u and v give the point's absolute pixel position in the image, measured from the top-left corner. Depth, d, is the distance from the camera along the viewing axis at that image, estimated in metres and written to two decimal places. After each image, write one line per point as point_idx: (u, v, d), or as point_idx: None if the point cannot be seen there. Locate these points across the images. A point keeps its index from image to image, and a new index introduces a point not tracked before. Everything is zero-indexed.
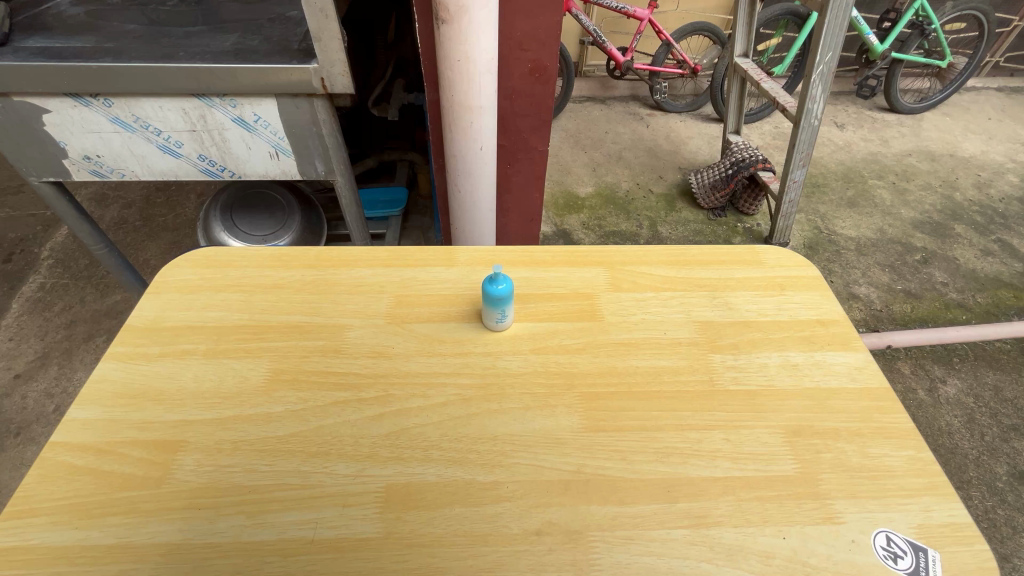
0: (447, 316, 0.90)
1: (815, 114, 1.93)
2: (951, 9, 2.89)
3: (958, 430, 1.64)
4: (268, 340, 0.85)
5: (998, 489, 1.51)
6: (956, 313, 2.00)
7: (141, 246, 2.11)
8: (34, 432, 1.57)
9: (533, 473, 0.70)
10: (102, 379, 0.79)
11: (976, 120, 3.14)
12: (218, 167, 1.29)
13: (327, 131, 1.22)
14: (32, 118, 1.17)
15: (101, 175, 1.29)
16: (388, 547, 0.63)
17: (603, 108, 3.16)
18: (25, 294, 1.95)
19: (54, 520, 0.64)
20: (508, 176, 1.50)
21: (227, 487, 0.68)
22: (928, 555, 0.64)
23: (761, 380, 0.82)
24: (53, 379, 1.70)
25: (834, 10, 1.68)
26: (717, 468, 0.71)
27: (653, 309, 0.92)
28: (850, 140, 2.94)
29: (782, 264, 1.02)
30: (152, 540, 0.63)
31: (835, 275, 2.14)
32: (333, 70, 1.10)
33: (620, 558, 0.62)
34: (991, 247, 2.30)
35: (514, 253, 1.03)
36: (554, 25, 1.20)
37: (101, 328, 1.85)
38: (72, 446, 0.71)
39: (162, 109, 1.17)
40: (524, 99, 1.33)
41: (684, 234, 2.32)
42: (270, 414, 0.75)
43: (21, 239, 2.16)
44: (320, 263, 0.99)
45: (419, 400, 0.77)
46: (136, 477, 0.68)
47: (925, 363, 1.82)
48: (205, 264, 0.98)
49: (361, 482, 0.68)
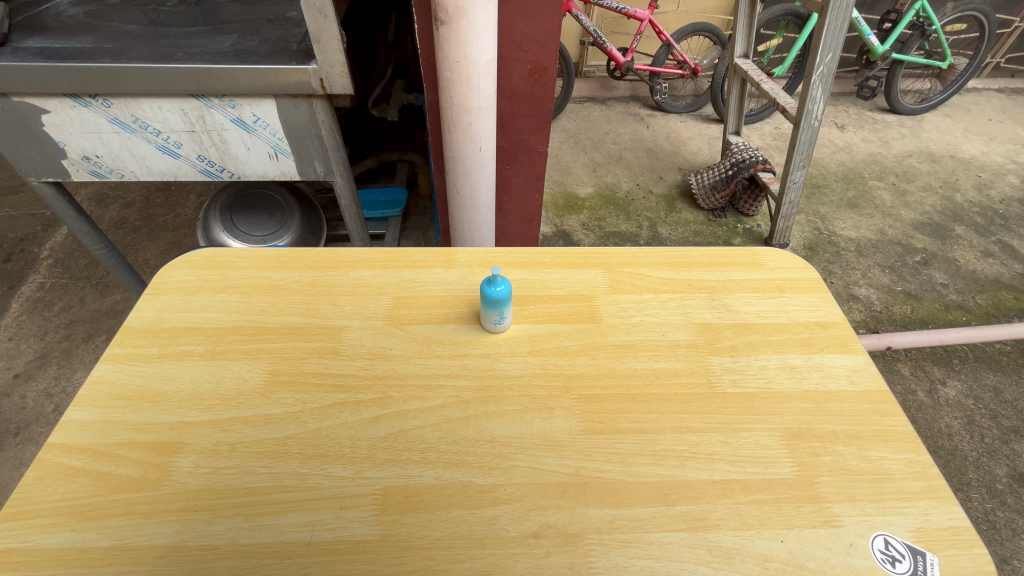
0: (446, 318, 0.90)
1: (815, 115, 1.93)
2: (952, 10, 2.89)
3: (958, 432, 1.64)
4: (267, 342, 0.85)
5: (997, 491, 1.51)
6: (956, 314, 2.00)
7: (141, 246, 2.11)
8: (33, 432, 1.57)
9: (531, 476, 0.70)
10: (100, 380, 0.79)
11: (976, 121, 3.14)
12: (217, 168, 1.29)
13: (326, 131, 1.22)
14: (31, 119, 1.17)
15: (100, 175, 1.29)
16: (386, 550, 0.63)
17: (603, 108, 3.16)
18: (25, 294, 1.95)
19: (51, 522, 0.64)
20: (508, 177, 1.50)
21: (225, 489, 0.67)
22: (927, 559, 0.64)
23: (760, 382, 0.82)
24: (53, 379, 1.70)
25: (835, 11, 1.68)
26: (715, 471, 0.71)
27: (652, 312, 0.92)
28: (851, 141, 2.94)
29: (782, 266, 1.02)
30: (150, 542, 0.63)
31: (835, 276, 2.14)
32: (332, 71, 1.10)
33: (618, 561, 0.62)
34: (992, 248, 2.30)
35: (514, 255, 1.03)
36: (554, 26, 1.20)
37: (101, 328, 1.85)
38: (70, 447, 0.71)
39: (162, 110, 1.17)
40: (524, 100, 1.33)
41: (684, 235, 2.31)
42: (268, 416, 0.75)
43: (20, 239, 2.16)
44: (319, 264, 0.99)
45: (417, 402, 0.77)
46: (134, 478, 0.68)
47: (924, 365, 1.82)
48: (204, 264, 0.98)
49: (359, 484, 0.68)
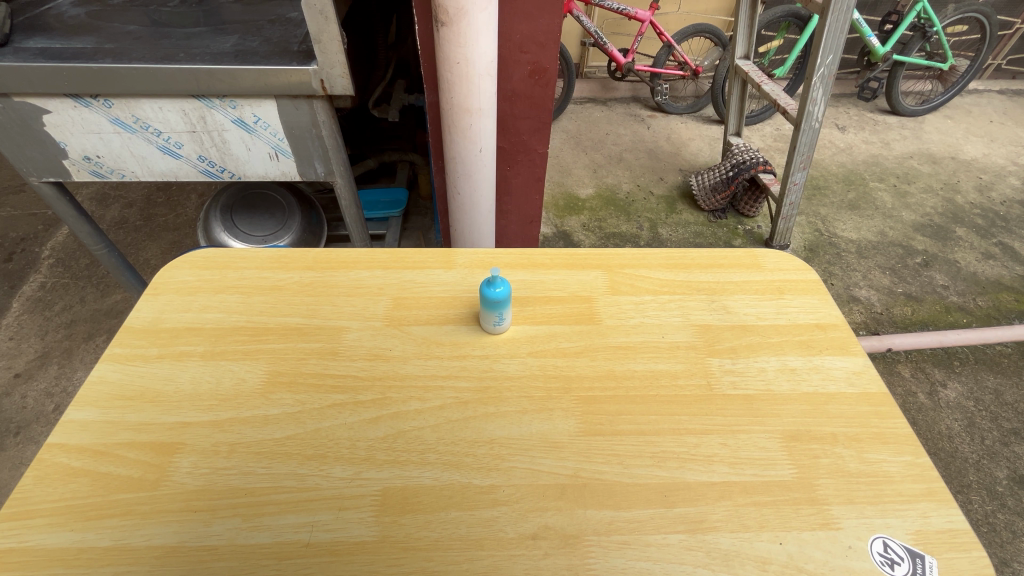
0: (446, 319, 0.90)
1: (815, 116, 1.93)
2: (953, 11, 2.89)
3: (958, 434, 1.64)
4: (267, 342, 0.85)
5: (998, 493, 1.50)
6: (957, 316, 2.00)
7: (141, 246, 2.11)
8: (33, 431, 1.58)
9: (530, 477, 0.69)
10: (100, 381, 0.79)
11: (977, 123, 3.13)
12: (218, 168, 1.29)
13: (327, 132, 1.22)
14: (33, 119, 1.17)
15: (101, 175, 1.29)
16: (384, 551, 0.63)
17: (604, 109, 3.16)
18: (25, 293, 1.96)
19: (50, 522, 0.64)
20: (508, 178, 1.50)
21: (224, 489, 0.68)
22: (926, 562, 0.64)
23: (759, 384, 0.82)
24: (54, 378, 1.70)
25: (836, 13, 1.68)
26: (714, 473, 0.71)
27: (651, 313, 0.92)
28: (852, 142, 2.94)
29: (782, 268, 1.02)
30: (149, 542, 0.63)
31: (835, 277, 2.14)
32: (333, 72, 1.10)
33: (616, 562, 0.62)
34: (992, 250, 2.30)
35: (514, 256, 1.03)
36: (554, 28, 1.20)
37: (102, 328, 1.85)
38: (70, 448, 0.71)
39: (162, 111, 1.17)
40: (524, 101, 1.33)
41: (684, 236, 2.31)
42: (268, 416, 0.75)
43: (21, 238, 2.16)
44: (319, 265, 0.99)
45: (416, 403, 0.77)
46: (133, 478, 0.68)
47: (924, 367, 1.82)
48: (205, 265, 0.98)
49: (357, 485, 0.68)
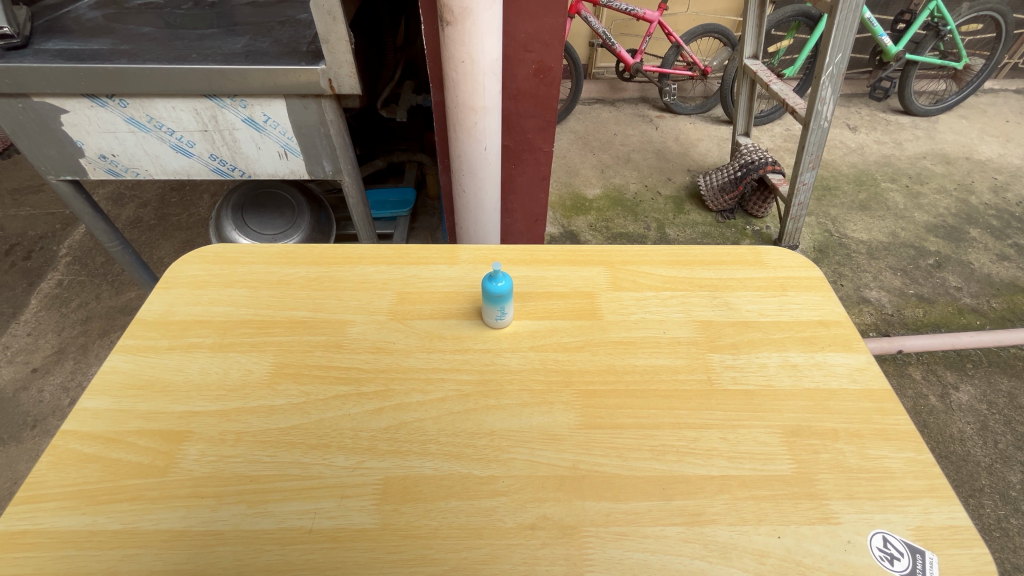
0: (449, 313, 0.91)
1: (825, 115, 1.90)
2: (968, 10, 2.84)
3: (970, 437, 1.62)
4: (274, 335, 0.87)
5: (1011, 498, 1.48)
6: (970, 318, 1.97)
7: (155, 244, 2.16)
8: (49, 424, 1.62)
9: (530, 468, 0.70)
10: (112, 370, 0.82)
11: (993, 123, 3.09)
12: (229, 167, 1.31)
13: (335, 132, 1.24)
14: (51, 118, 1.20)
15: (116, 174, 1.32)
16: (383, 538, 0.64)
17: (612, 110, 3.16)
18: (43, 290, 2.00)
19: (64, 505, 0.66)
20: (513, 177, 1.52)
21: (230, 477, 0.69)
22: (926, 558, 0.63)
23: (760, 379, 0.82)
24: (70, 373, 1.74)
25: (844, 11, 1.66)
26: (713, 466, 0.71)
27: (653, 309, 0.93)
28: (863, 142, 2.91)
29: (785, 265, 1.02)
30: (156, 526, 0.65)
31: (845, 278, 2.12)
32: (341, 71, 1.12)
33: (613, 553, 0.63)
34: (1008, 251, 2.26)
35: (517, 252, 1.04)
36: (557, 27, 1.21)
37: (117, 323, 1.89)
38: (82, 435, 0.73)
39: (175, 110, 1.20)
40: (530, 100, 1.34)
41: (692, 236, 2.32)
42: (273, 407, 0.77)
43: (40, 236, 2.22)
44: (325, 260, 1.00)
45: (419, 395, 0.78)
46: (144, 465, 0.70)
47: (936, 368, 1.80)
48: (213, 260, 1.00)
49: (360, 473, 0.70)
